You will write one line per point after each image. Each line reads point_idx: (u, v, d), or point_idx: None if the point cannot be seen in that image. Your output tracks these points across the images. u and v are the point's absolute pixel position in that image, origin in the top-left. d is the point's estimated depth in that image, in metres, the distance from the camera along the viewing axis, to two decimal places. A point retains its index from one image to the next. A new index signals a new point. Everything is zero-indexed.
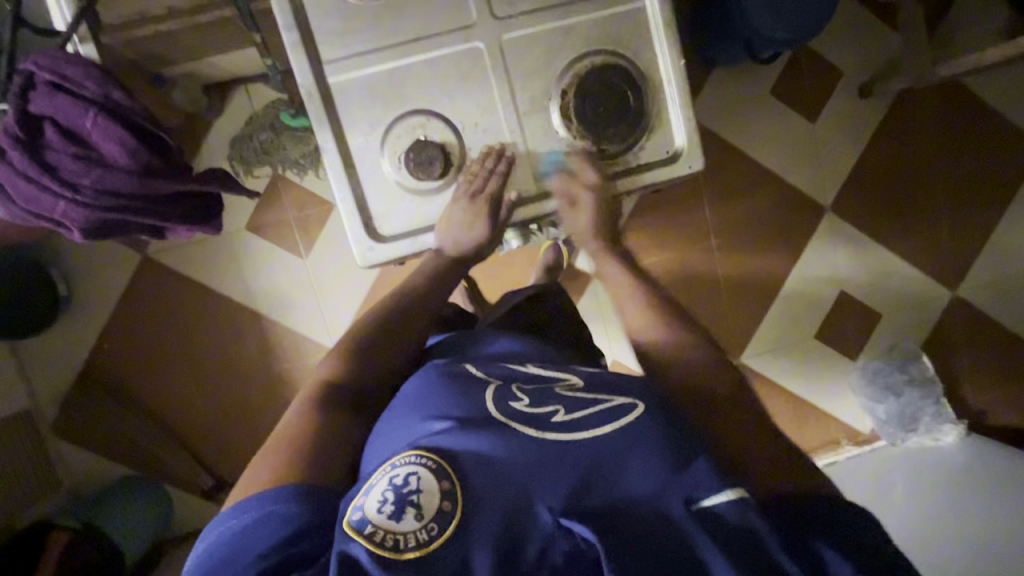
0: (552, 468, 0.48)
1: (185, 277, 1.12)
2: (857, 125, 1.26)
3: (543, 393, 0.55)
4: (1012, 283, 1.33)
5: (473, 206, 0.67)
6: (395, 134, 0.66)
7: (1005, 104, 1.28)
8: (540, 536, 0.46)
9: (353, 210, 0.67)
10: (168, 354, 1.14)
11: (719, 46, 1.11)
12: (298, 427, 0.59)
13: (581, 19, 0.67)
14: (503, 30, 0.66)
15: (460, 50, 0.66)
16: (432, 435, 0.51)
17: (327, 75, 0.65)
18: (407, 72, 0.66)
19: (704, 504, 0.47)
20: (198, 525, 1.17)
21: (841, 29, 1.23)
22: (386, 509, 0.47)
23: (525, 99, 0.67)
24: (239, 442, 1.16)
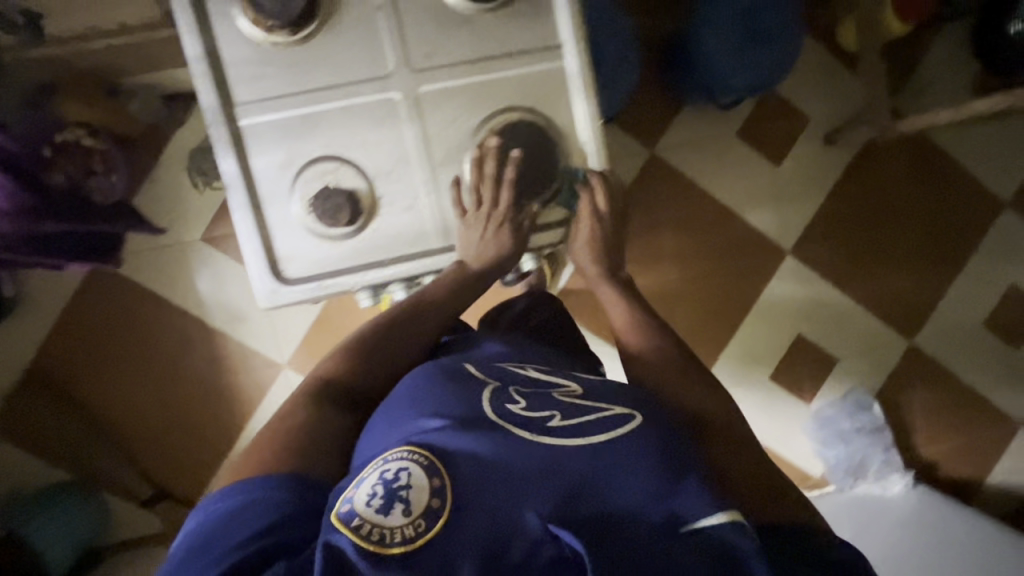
0: (546, 470, 0.46)
1: (137, 284, 1.12)
2: (821, 171, 1.27)
3: (541, 397, 0.53)
4: (968, 335, 1.34)
5: (492, 217, 0.66)
6: (305, 177, 0.66)
7: (966, 160, 1.30)
8: (525, 542, 0.44)
9: (259, 247, 0.66)
10: (114, 359, 1.13)
11: (683, 87, 1.12)
12: (292, 419, 0.56)
13: (498, 76, 0.67)
14: (420, 82, 0.66)
15: (375, 99, 0.66)
16: (424, 432, 0.49)
17: (239, 118, 0.65)
18: (319, 119, 0.65)
19: (696, 525, 0.46)
20: (134, 532, 1.16)
21: (811, 76, 1.23)
22: (374, 503, 0.45)
23: (438, 151, 0.68)
24: (181, 452, 1.15)
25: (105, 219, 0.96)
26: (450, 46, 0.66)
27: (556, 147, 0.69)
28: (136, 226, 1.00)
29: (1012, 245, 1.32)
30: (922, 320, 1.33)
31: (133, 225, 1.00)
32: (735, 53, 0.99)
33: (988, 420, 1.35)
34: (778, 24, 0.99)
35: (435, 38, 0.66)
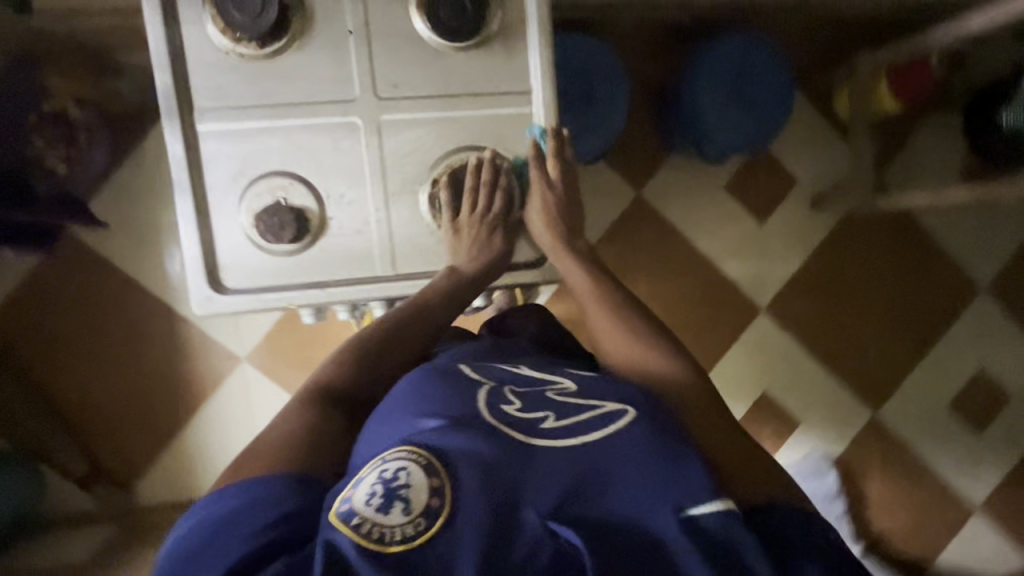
0: (544, 470, 0.47)
1: (102, 261, 1.10)
2: (805, 233, 1.27)
3: (534, 399, 0.54)
4: (929, 412, 1.34)
5: (478, 229, 0.66)
6: (254, 192, 0.62)
7: (948, 239, 1.31)
8: (525, 540, 0.44)
9: (197, 254, 0.62)
10: (70, 333, 1.11)
11: (674, 135, 1.11)
12: (290, 429, 0.55)
13: (469, 113, 0.65)
14: (383, 110, 0.63)
15: (335, 122, 0.63)
16: (421, 432, 0.49)
17: (197, 122, 0.61)
18: (279, 134, 0.62)
19: (693, 514, 0.47)
20: (67, 509, 1.13)
21: (804, 139, 1.23)
22: (374, 502, 0.45)
23: (396, 181, 0.65)
24: (127, 434, 1.14)
25: (67, 214, 0.93)
26: (418, 78, 0.64)
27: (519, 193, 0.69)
28: (86, 220, 0.97)
29: (981, 329, 1.33)
30: (885, 392, 1.33)
31: (85, 219, 0.97)
32: (724, 92, 0.99)
33: (940, 500, 1.34)
34: (769, 87, 1.01)
35: (403, 67, 0.63)
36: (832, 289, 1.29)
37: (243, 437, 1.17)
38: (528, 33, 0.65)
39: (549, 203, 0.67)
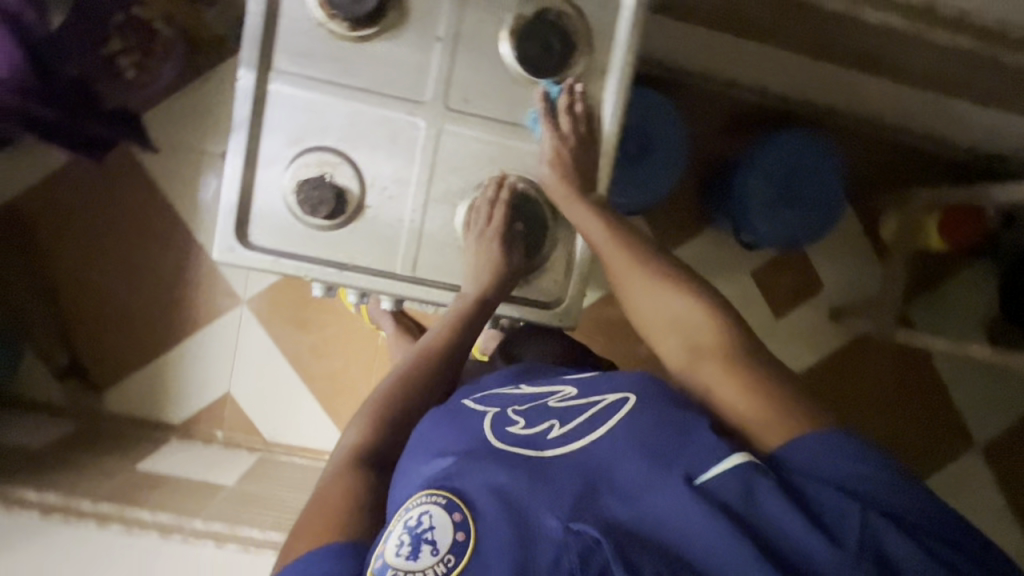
0: (561, 477, 0.47)
1: (142, 171, 1.12)
2: (817, 341, 1.26)
3: (537, 412, 0.56)
4: None
5: (481, 243, 0.65)
6: (303, 162, 0.63)
7: (954, 387, 1.29)
8: (551, 548, 0.42)
9: (232, 204, 0.62)
10: (88, 231, 1.13)
11: (715, 211, 1.12)
12: (333, 493, 0.53)
13: (526, 146, 0.66)
14: (447, 121, 0.64)
15: (399, 119, 0.64)
16: (438, 471, 0.49)
17: (272, 80, 0.62)
18: (344, 113, 0.63)
19: (703, 477, 0.46)
20: (33, 396, 1.14)
21: (843, 250, 1.22)
22: (403, 550, 0.44)
23: (439, 188, 0.66)
24: (113, 340, 1.15)
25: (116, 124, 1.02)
26: (489, 99, 0.65)
27: (547, 222, 0.68)
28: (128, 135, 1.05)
29: (962, 486, 1.30)
30: None
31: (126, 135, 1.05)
32: (773, 183, 0.99)
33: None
34: (824, 184, 1.00)
35: (478, 83, 0.64)
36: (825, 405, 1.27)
37: (220, 375, 1.18)
38: (605, 84, 0.66)
39: (561, 155, 0.64)
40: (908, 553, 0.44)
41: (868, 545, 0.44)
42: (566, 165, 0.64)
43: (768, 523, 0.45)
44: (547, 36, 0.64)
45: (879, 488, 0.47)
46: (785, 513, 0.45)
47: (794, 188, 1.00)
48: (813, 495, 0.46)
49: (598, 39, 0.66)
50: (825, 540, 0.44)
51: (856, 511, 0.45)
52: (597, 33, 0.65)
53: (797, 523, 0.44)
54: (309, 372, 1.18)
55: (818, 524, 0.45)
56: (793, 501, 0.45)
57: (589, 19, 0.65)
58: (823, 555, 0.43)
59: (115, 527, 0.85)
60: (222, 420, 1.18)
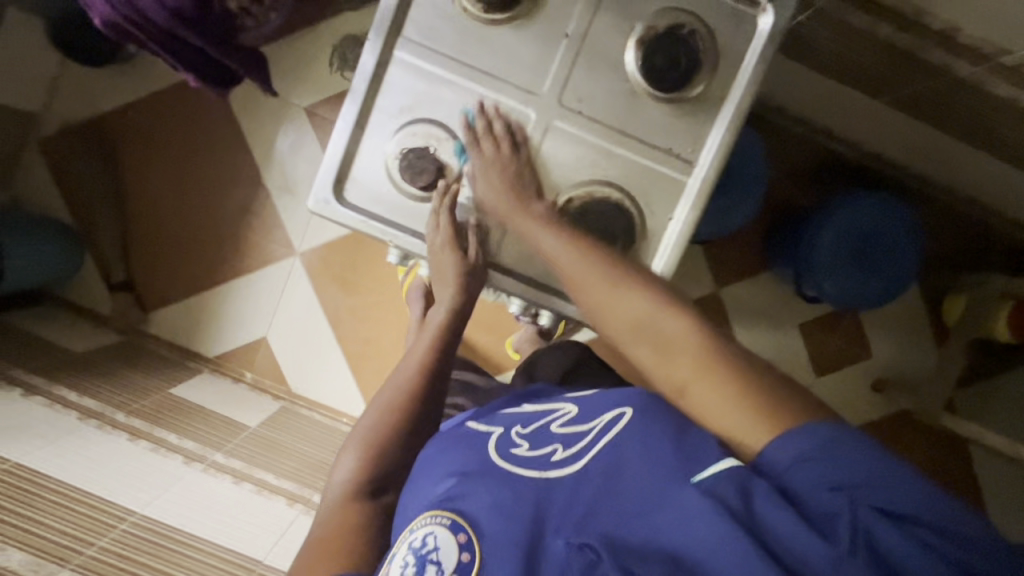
0: (566, 496, 0.48)
1: (230, 111, 1.16)
2: (856, 410, 1.20)
3: (541, 434, 0.56)
4: None
5: (439, 250, 0.63)
6: (413, 132, 0.62)
7: (999, 495, 1.18)
8: (557, 570, 0.44)
9: (337, 160, 0.63)
10: (167, 158, 1.17)
11: (775, 258, 1.08)
12: (336, 522, 0.58)
13: (630, 155, 0.62)
14: (558, 116, 0.62)
15: (510, 106, 0.62)
16: (443, 492, 0.51)
17: (397, 48, 0.61)
18: (459, 91, 0.62)
19: (700, 478, 0.45)
20: (82, 302, 1.18)
21: (898, 320, 1.18)
22: (409, 570, 0.47)
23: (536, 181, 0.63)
24: (167, 264, 1.19)
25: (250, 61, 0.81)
26: (609, 103, 0.62)
27: (626, 238, 0.62)
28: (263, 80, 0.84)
29: None
30: None
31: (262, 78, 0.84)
32: (845, 239, 0.94)
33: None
34: (897, 241, 0.94)
35: (598, 86, 0.61)
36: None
37: (262, 320, 1.20)
38: (718, 116, 0.61)
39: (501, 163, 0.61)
40: (903, 547, 0.39)
41: (861, 540, 0.40)
42: (501, 185, 0.61)
43: (768, 526, 0.42)
44: (676, 49, 0.59)
45: (876, 479, 0.41)
46: (779, 515, 0.42)
47: (868, 244, 0.94)
48: (803, 492, 0.42)
49: (730, 62, 0.61)
50: (820, 541, 0.40)
51: (846, 506, 0.41)
52: (727, 57, 0.61)
53: (795, 525, 0.41)
54: (342, 334, 1.20)
55: (814, 522, 0.41)
56: (786, 502, 0.42)
57: (719, 38, 0.60)
58: (817, 557, 0.40)
59: (145, 444, 0.88)
60: (249, 361, 1.21)
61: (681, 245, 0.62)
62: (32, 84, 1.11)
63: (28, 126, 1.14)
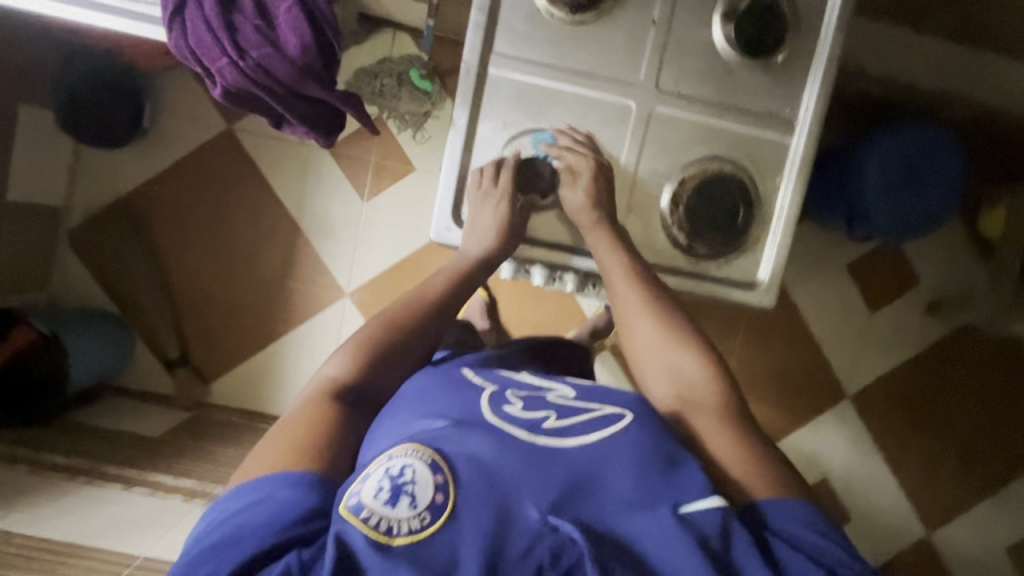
0: (550, 465, 0.46)
1: (254, 165, 1.15)
2: (914, 335, 1.23)
3: (535, 400, 0.54)
4: (983, 553, 1.24)
5: (495, 207, 0.62)
6: (519, 144, 0.63)
7: None
8: (525, 535, 0.42)
9: (447, 188, 0.64)
10: (199, 223, 1.15)
11: (820, 206, 1.10)
12: (306, 421, 0.50)
13: (734, 127, 0.63)
14: (659, 102, 0.63)
15: (612, 100, 0.63)
16: (428, 431, 0.48)
17: (490, 65, 0.62)
18: (559, 96, 0.63)
19: (686, 510, 0.45)
20: (138, 384, 1.17)
21: (939, 243, 1.21)
22: (382, 496, 0.42)
23: (645, 169, 0.64)
24: (216, 329, 1.17)
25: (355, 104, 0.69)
26: (703, 79, 0.63)
27: (746, 206, 0.63)
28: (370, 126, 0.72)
29: None
30: (946, 519, 1.24)
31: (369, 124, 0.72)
32: (893, 177, 0.95)
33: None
34: (944, 170, 0.95)
35: (690, 68, 0.63)
36: (913, 398, 1.24)
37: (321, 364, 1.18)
38: (807, 78, 0.63)
39: (600, 186, 0.62)
40: None
41: None
42: (599, 198, 0.62)
43: (739, 562, 0.43)
44: (764, 15, 0.61)
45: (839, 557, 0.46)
46: (751, 564, 0.43)
47: (915, 177, 0.95)
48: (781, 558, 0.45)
49: (802, 24, 0.62)
50: None
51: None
52: (800, 19, 0.62)
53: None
54: None
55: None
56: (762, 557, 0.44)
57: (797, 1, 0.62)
58: None
59: None
60: None
61: (796, 209, 0.64)
62: (52, 177, 1.10)
63: (54, 218, 1.12)
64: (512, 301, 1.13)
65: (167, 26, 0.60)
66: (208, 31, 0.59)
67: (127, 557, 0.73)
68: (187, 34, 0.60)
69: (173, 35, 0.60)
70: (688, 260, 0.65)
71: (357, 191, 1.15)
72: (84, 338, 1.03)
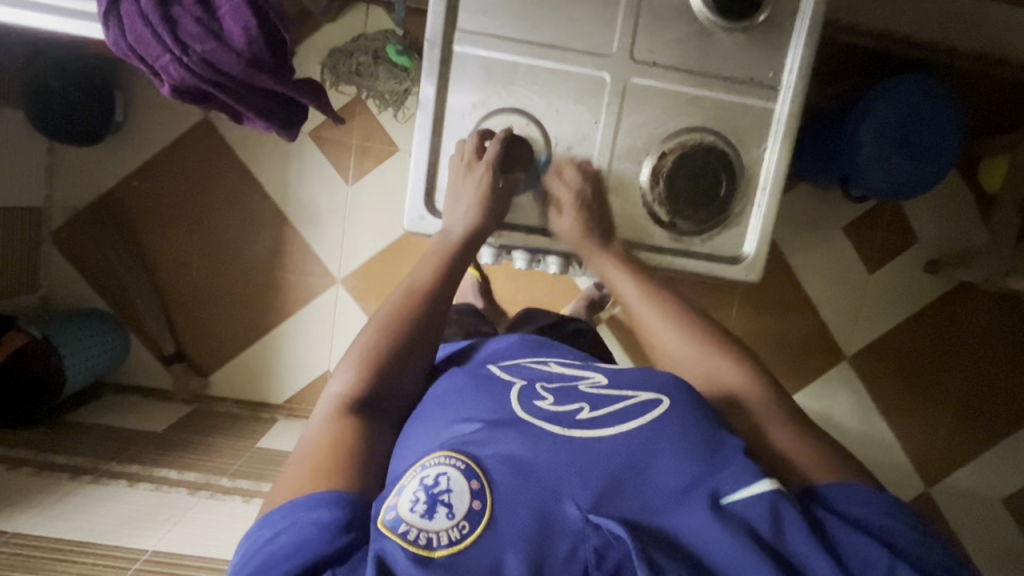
0: (589, 464, 0.45)
1: (234, 154, 1.12)
2: (913, 294, 1.22)
3: (567, 392, 0.52)
4: (984, 503, 1.26)
5: (479, 184, 0.60)
6: (501, 121, 0.61)
7: None
8: (568, 536, 0.42)
9: (421, 175, 0.62)
10: (183, 217, 1.14)
11: (813, 167, 1.06)
12: (328, 440, 0.49)
13: (713, 96, 0.61)
14: (635, 73, 0.61)
15: (585, 74, 0.61)
16: (461, 435, 0.48)
17: (455, 41, 0.60)
18: (529, 72, 0.60)
19: (734, 496, 0.44)
20: (140, 381, 1.18)
21: (937, 198, 1.18)
22: (418, 508, 0.42)
23: (625, 145, 0.62)
24: (209, 324, 1.17)
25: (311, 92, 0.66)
26: (683, 46, 0.60)
27: (730, 178, 0.61)
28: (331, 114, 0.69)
29: None
30: (948, 472, 1.25)
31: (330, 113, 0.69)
32: (887, 141, 0.92)
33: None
34: (942, 131, 0.92)
35: (666, 36, 0.60)
36: (914, 356, 1.23)
37: (319, 351, 1.18)
38: (790, 37, 0.60)
39: (583, 204, 0.61)
40: None
41: None
42: (588, 219, 0.62)
43: (794, 550, 0.42)
44: None
45: (903, 538, 0.45)
46: (807, 544, 0.43)
47: (914, 141, 0.92)
48: (841, 538, 0.44)
49: None
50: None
51: (883, 557, 0.43)
52: None
53: (817, 557, 0.42)
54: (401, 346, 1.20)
55: (841, 563, 0.42)
56: (818, 539, 0.43)
57: None
58: None
59: (260, 500, 0.87)
60: (315, 397, 1.19)
61: (782, 175, 0.62)
62: (29, 179, 1.08)
63: (37, 221, 1.11)
64: (504, 279, 1.11)
65: (103, 22, 0.58)
66: (146, 27, 0.57)
67: (137, 552, 0.75)
68: (124, 30, 0.58)
69: (111, 33, 0.58)
70: (670, 236, 0.64)
71: (342, 176, 1.13)
72: (79, 340, 1.03)
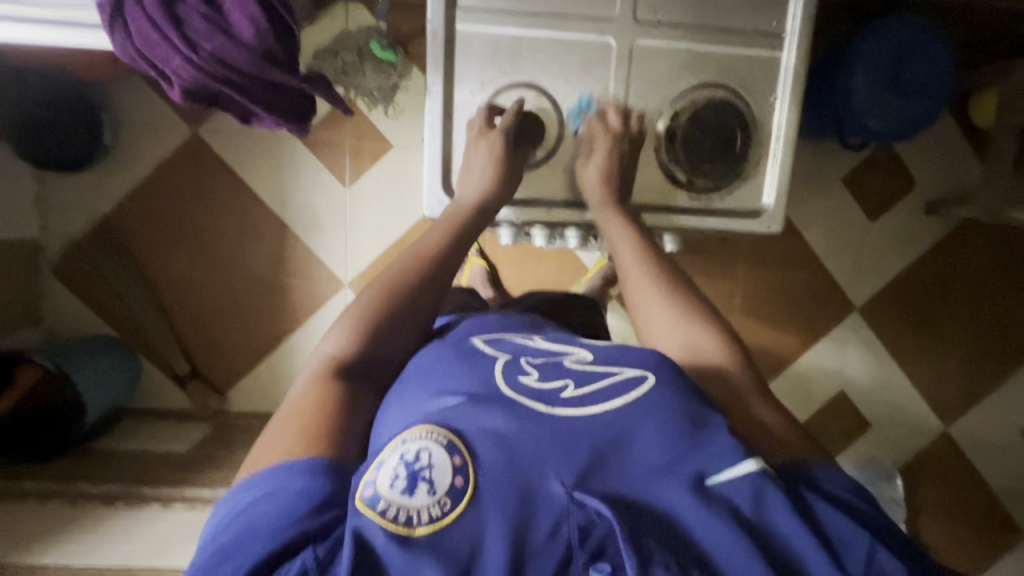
0: (572, 438, 0.45)
1: (225, 165, 1.11)
2: (916, 239, 1.23)
3: (552, 367, 0.52)
4: (1002, 439, 1.28)
5: (495, 147, 0.63)
6: (511, 95, 0.65)
7: None
8: (551, 512, 0.41)
9: (434, 157, 0.66)
10: (181, 235, 1.12)
11: (811, 117, 1.07)
12: (310, 405, 0.49)
13: (714, 50, 0.65)
14: (639, 35, 0.64)
15: (590, 41, 0.64)
16: (441, 410, 0.47)
17: (457, 21, 0.63)
18: (536, 45, 0.64)
19: (718, 478, 0.44)
20: (157, 404, 1.17)
21: (932, 141, 1.19)
22: (398, 485, 0.41)
23: (636, 108, 0.66)
24: (218, 339, 1.16)
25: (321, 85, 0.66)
26: (679, 5, 0.64)
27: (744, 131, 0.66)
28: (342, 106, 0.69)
29: None
30: (964, 412, 1.27)
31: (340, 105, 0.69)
32: (876, 90, 0.92)
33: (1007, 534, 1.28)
34: (935, 72, 0.92)
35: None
36: (920, 300, 1.24)
37: None
38: None
39: (606, 165, 0.65)
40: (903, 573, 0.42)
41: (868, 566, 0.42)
42: (608, 177, 0.65)
43: (773, 526, 0.43)
44: None
45: (879, 520, 0.46)
46: (788, 521, 0.43)
47: (903, 86, 0.92)
48: (823, 518, 0.44)
49: None
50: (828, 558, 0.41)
51: (863, 540, 0.43)
52: None
53: (801, 535, 0.42)
54: None
55: (823, 539, 0.42)
56: (801, 518, 0.43)
57: None
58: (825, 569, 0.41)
59: None
60: None
61: (794, 125, 0.66)
62: (21, 213, 1.06)
63: (34, 252, 1.10)
64: (511, 265, 1.11)
65: (110, 30, 0.58)
66: (154, 29, 0.57)
67: None
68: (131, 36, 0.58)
69: (118, 40, 0.58)
70: (690, 196, 0.68)
71: (338, 177, 1.12)
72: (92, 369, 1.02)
